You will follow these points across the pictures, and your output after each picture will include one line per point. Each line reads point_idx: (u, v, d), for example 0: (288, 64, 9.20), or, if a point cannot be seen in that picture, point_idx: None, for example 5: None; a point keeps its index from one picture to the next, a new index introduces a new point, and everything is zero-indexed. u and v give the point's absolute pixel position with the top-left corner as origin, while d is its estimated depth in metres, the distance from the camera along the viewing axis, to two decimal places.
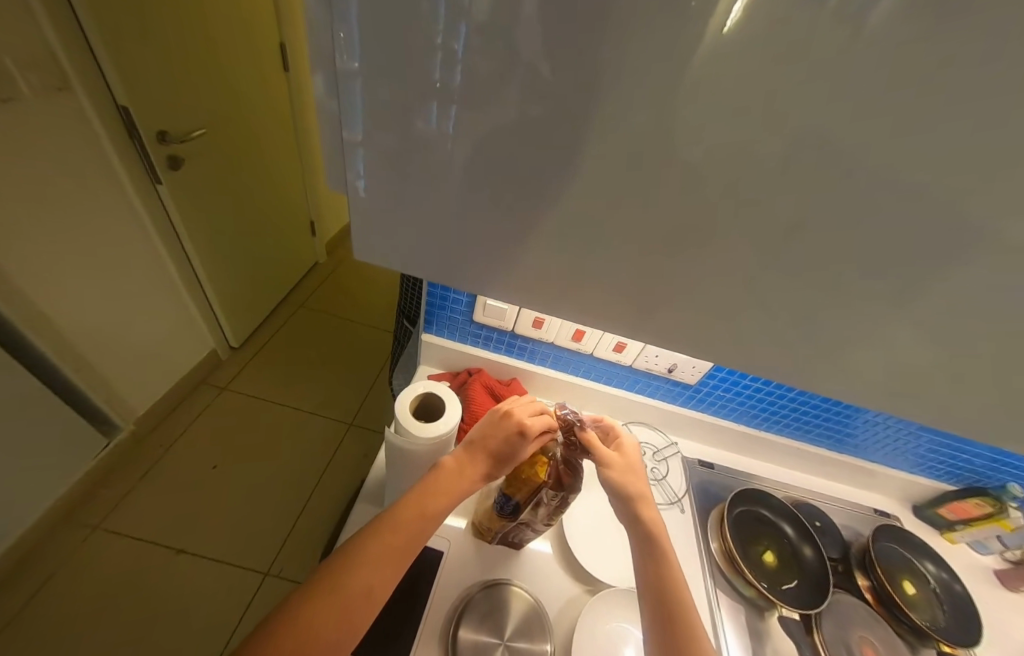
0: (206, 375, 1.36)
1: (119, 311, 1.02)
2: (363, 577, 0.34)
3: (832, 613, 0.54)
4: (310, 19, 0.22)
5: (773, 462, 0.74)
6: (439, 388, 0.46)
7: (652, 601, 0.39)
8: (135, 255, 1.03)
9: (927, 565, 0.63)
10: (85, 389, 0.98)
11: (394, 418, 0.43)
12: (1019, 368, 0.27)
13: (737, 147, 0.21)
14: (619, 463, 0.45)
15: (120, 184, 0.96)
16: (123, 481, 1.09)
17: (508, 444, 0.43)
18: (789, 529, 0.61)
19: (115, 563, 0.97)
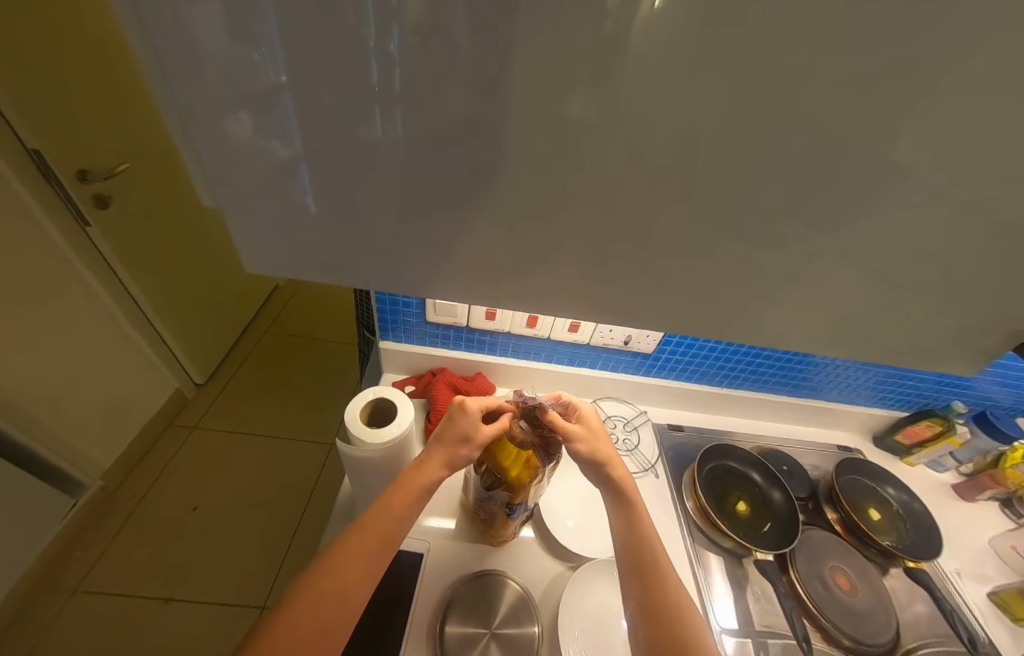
0: (175, 417, 1.31)
1: (62, 366, 0.96)
2: (333, 589, 0.34)
3: (805, 548, 0.57)
4: (222, 39, 0.22)
5: (742, 415, 0.77)
6: (389, 391, 0.46)
7: (628, 561, 0.40)
8: (74, 303, 0.98)
9: (889, 490, 0.67)
10: (43, 451, 0.93)
11: (345, 430, 0.42)
12: (918, 284, 0.31)
13: (677, 121, 0.23)
14: (583, 432, 0.46)
15: (44, 233, 0.90)
16: (98, 539, 1.04)
17: (458, 426, 0.43)
18: (758, 476, 0.64)
19: (99, 625, 0.92)
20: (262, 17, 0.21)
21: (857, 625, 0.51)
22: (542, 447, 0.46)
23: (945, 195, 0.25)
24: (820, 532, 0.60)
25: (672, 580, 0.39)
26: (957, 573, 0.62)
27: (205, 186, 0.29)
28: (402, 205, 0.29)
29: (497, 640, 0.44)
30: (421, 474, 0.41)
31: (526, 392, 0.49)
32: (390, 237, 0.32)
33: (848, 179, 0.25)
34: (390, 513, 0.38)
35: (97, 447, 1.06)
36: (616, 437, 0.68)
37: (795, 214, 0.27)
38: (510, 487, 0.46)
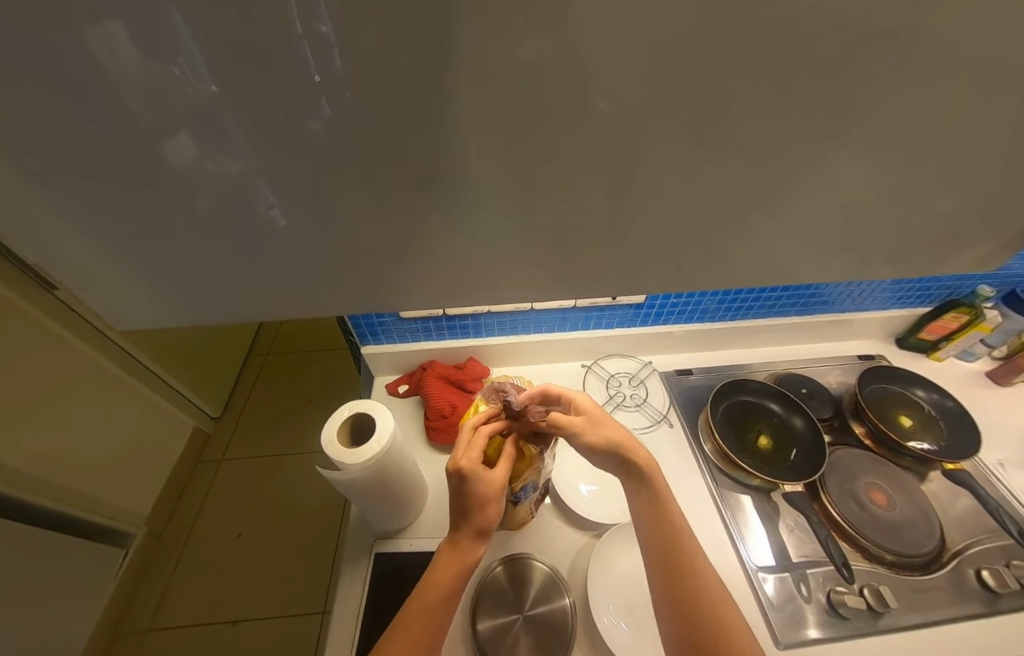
0: (201, 455, 1.34)
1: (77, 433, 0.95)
2: (413, 638, 0.35)
3: (835, 471, 0.55)
4: (153, 69, 0.23)
5: (752, 345, 0.73)
6: (363, 403, 0.43)
7: (655, 544, 0.40)
8: (75, 375, 0.94)
9: (918, 392, 0.64)
10: (81, 513, 0.96)
11: (326, 456, 0.40)
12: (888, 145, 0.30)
13: (617, 31, 0.23)
14: (580, 422, 0.44)
15: (30, 315, 0.84)
16: (158, 579, 1.10)
17: (473, 493, 0.37)
18: (776, 405, 0.61)
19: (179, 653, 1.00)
20: (178, 37, 0.22)
21: (897, 538, 0.49)
22: (535, 435, 0.42)
23: (872, 48, 0.25)
24: (849, 451, 0.57)
25: (700, 567, 0.39)
26: (999, 464, 0.59)
27: (161, 202, 0.31)
28: (352, 182, 0.30)
29: (529, 622, 0.44)
30: (460, 549, 0.38)
31: (507, 384, 0.45)
32: (347, 220, 0.32)
33: (772, 63, 0.25)
34: (436, 592, 0.37)
35: (131, 497, 1.10)
36: (622, 395, 0.66)
37: (750, 103, 0.27)
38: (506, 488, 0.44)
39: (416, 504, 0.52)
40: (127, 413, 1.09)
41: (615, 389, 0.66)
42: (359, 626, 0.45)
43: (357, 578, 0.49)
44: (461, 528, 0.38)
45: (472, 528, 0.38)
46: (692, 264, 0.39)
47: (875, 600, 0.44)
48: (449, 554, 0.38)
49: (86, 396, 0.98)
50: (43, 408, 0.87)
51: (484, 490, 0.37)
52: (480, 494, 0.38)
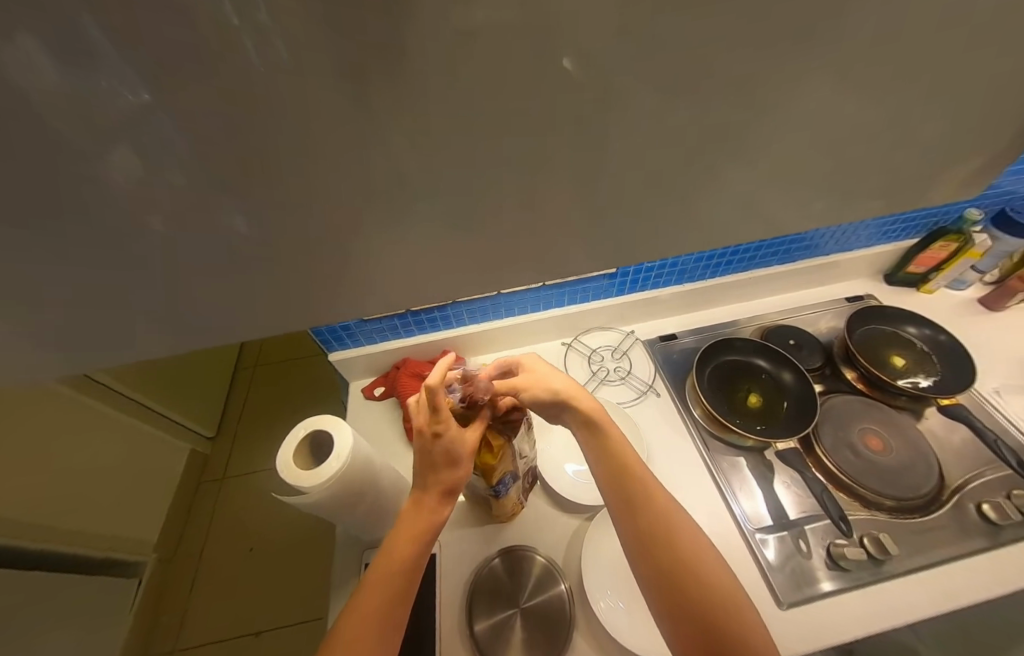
0: (201, 476, 1.33)
1: (74, 474, 0.93)
2: (377, 602, 0.34)
3: (827, 421, 0.53)
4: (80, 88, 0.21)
5: (736, 301, 0.71)
6: (319, 419, 0.41)
7: (608, 480, 0.39)
8: (61, 418, 0.91)
9: (909, 330, 0.61)
10: (92, 552, 0.95)
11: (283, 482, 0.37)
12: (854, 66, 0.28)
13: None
14: (527, 381, 0.42)
15: None
16: (178, 602, 1.12)
17: (444, 451, 0.36)
18: (764, 362, 0.59)
19: None
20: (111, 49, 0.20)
21: (895, 482, 0.48)
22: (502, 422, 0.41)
23: None
24: (842, 399, 0.56)
25: (663, 502, 0.38)
26: (996, 392, 0.57)
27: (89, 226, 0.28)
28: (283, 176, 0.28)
29: (527, 614, 0.43)
30: (425, 513, 0.37)
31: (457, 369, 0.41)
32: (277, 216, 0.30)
33: None
34: (398, 558, 0.35)
35: (138, 528, 1.10)
36: (605, 369, 0.63)
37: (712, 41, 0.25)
38: (477, 465, 0.41)
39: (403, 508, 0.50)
40: (123, 448, 1.07)
41: (598, 365, 0.64)
42: None
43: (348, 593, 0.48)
44: (426, 489, 0.37)
45: (439, 487, 0.36)
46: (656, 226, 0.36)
47: (875, 549, 0.43)
48: (412, 522, 0.36)
49: (79, 438, 0.95)
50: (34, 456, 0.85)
51: (452, 444, 0.36)
52: (449, 452, 0.36)
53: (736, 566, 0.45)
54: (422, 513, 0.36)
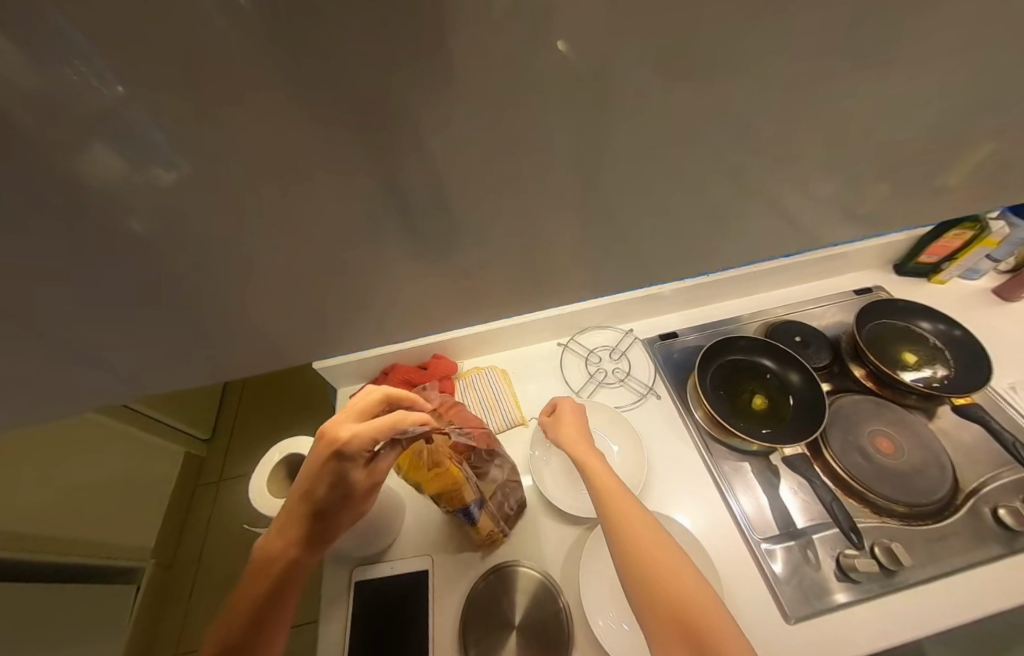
0: (198, 478, 1.32)
1: (69, 490, 0.91)
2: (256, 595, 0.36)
3: (834, 423, 0.51)
4: None
5: (740, 296, 0.68)
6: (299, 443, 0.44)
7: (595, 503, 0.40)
8: (60, 439, 0.88)
9: (922, 325, 0.58)
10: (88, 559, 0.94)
11: (251, 500, 0.41)
12: None
13: None
14: (552, 420, 0.50)
15: None
16: (179, 604, 1.13)
17: (330, 476, 0.36)
18: (770, 361, 0.56)
19: None
20: None
21: (906, 487, 0.46)
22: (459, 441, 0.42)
23: None
24: (851, 398, 0.53)
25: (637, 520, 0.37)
26: (1011, 389, 0.55)
27: None
28: None
29: (522, 632, 0.42)
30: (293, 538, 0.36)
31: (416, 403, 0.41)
32: None
33: None
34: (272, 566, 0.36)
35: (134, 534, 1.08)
36: (603, 371, 0.61)
37: None
38: (432, 494, 0.41)
39: (395, 522, 0.49)
40: (122, 459, 1.05)
41: (595, 366, 0.61)
42: None
43: (338, 616, 0.45)
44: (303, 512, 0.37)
45: (311, 512, 0.37)
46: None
47: (887, 559, 0.41)
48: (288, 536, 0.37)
49: (77, 455, 0.92)
50: (30, 477, 0.83)
51: (326, 479, 0.36)
52: (341, 478, 0.36)
53: (740, 579, 0.43)
54: (267, 554, 0.36)
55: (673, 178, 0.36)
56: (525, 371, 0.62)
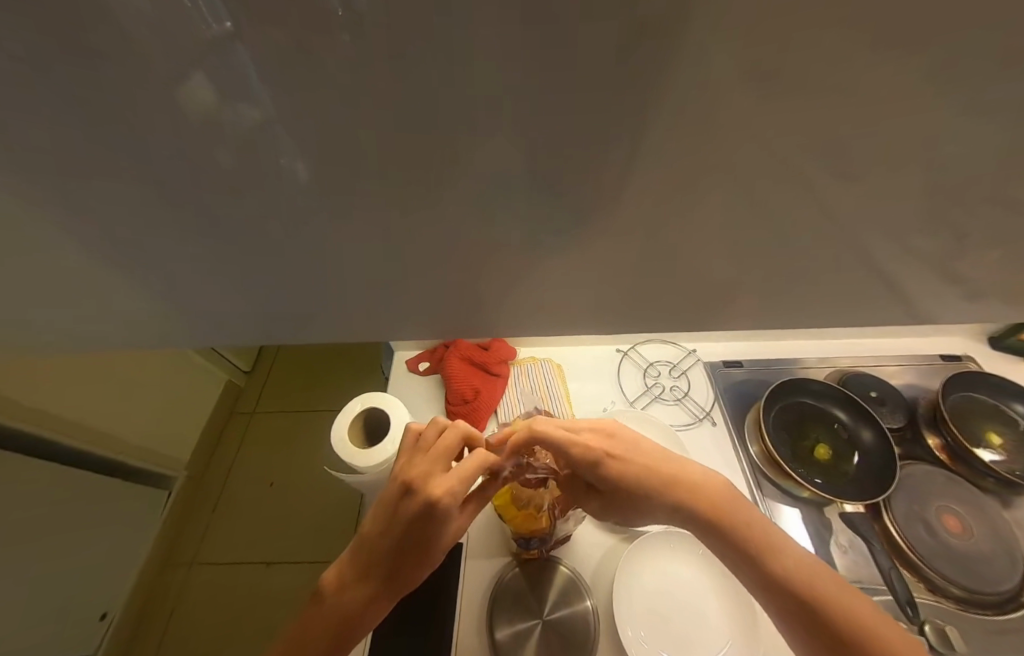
0: (235, 405, 1.41)
1: (127, 392, 0.99)
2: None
3: (902, 488, 0.49)
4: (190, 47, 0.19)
5: (813, 337, 0.65)
6: (378, 400, 0.50)
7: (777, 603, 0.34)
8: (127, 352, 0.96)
9: (1016, 408, 0.55)
10: (125, 458, 1.00)
11: (331, 438, 0.48)
12: None
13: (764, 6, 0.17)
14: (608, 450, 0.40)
15: None
16: (201, 516, 1.23)
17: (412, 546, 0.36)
18: (842, 413, 0.54)
19: (211, 595, 1.13)
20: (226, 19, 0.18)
21: (970, 572, 0.44)
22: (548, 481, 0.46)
23: None
24: (921, 468, 0.51)
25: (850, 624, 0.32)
26: None
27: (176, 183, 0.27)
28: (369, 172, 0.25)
29: (548, 625, 0.46)
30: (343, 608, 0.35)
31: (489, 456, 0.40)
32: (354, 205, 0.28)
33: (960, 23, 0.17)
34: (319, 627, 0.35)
35: (167, 443, 1.15)
36: (660, 386, 0.60)
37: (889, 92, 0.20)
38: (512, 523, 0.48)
39: None
40: (174, 376, 1.14)
41: (653, 380, 0.61)
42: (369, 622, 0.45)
43: None
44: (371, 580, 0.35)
45: (379, 582, 0.35)
46: (780, 237, 0.32)
47: (938, 641, 0.40)
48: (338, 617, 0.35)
49: (138, 370, 1.00)
50: (93, 377, 0.90)
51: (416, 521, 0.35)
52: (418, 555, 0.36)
53: (746, 623, 0.44)
54: (338, 594, 0.35)
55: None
56: (580, 370, 0.63)
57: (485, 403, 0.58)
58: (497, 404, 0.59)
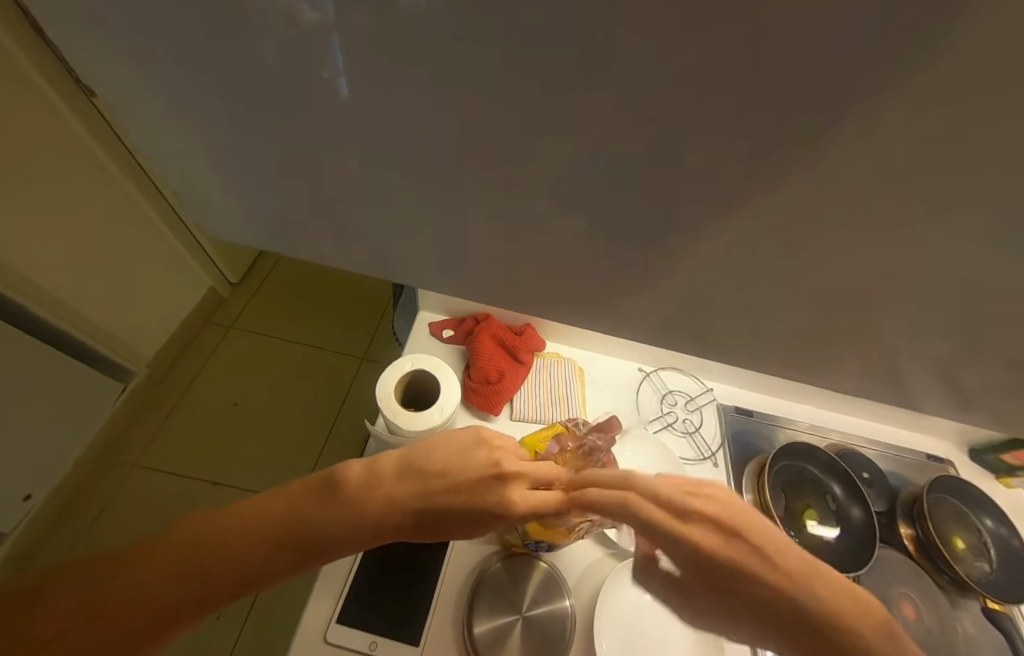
0: (212, 316, 1.37)
1: (92, 270, 0.93)
2: (275, 514, 0.28)
3: (873, 571, 0.52)
4: None
5: (819, 406, 0.67)
6: (428, 364, 0.52)
7: None
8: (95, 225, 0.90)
9: (985, 521, 0.58)
10: (77, 333, 0.94)
11: (376, 395, 0.49)
12: None
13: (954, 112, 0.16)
14: None
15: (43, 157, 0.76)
16: (155, 418, 1.20)
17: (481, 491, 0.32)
18: (838, 488, 0.56)
19: (143, 503, 1.10)
20: None
21: None
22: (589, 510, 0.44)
23: None
24: (892, 554, 0.54)
25: None
26: None
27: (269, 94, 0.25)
28: None
29: (527, 623, 0.46)
30: (376, 498, 0.28)
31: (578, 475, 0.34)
32: None
33: None
34: (329, 507, 0.28)
35: (133, 333, 1.10)
36: (673, 416, 0.61)
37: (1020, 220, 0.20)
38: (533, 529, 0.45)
39: None
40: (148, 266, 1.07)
41: (669, 408, 0.62)
42: (350, 572, 0.47)
43: None
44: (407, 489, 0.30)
45: (417, 489, 0.30)
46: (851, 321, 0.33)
47: None
48: (366, 494, 0.28)
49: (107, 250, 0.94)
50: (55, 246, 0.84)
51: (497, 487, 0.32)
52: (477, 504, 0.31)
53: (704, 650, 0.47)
54: (370, 481, 0.29)
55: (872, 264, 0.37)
56: (602, 380, 0.63)
57: (506, 388, 0.57)
58: (515, 393, 0.58)
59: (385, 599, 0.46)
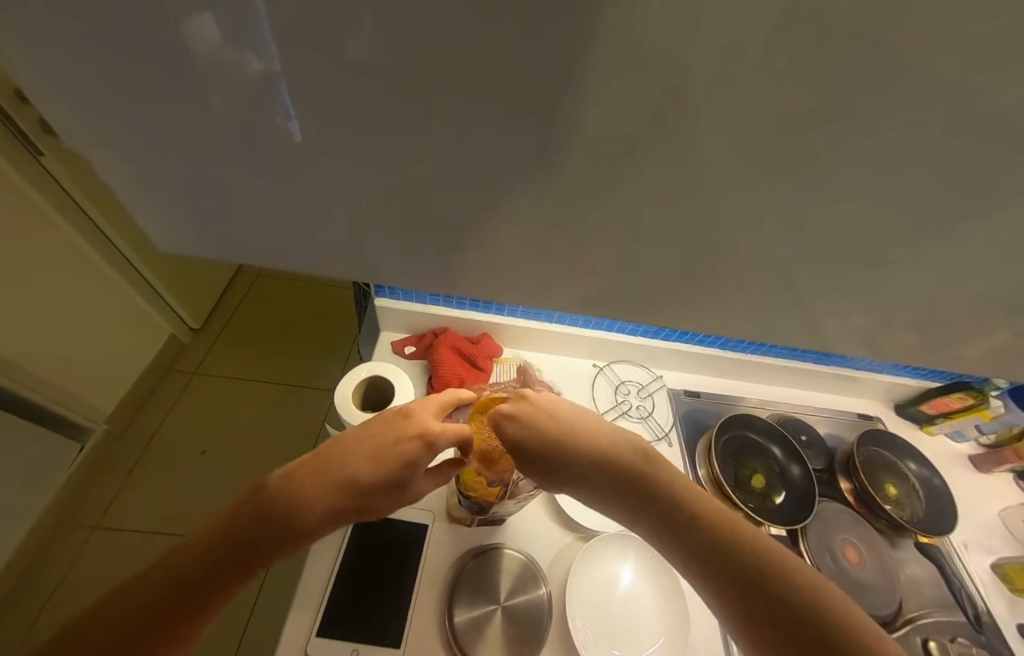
0: (173, 363, 1.34)
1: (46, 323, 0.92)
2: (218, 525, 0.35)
3: (818, 522, 0.57)
4: None
5: (759, 382, 0.74)
6: (384, 370, 0.57)
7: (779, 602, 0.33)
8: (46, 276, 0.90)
9: (910, 466, 0.65)
10: (18, 389, 0.89)
11: (336, 401, 0.53)
12: None
13: None
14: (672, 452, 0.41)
15: None
16: (114, 476, 1.14)
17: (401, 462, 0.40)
18: (778, 450, 0.62)
19: (107, 568, 1.03)
20: None
21: (861, 596, 0.53)
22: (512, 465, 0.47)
23: None
24: (834, 505, 0.60)
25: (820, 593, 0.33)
26: (963, 545, 0.62)
27: None
28: None
29: (507, 612, 0.49)
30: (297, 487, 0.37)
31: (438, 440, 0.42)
32: None
33: None
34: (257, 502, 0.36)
35: (88, 387, 1.06)
36: (628, 404, 0.66)
37: None
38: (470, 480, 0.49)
39: None
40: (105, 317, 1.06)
41: (623, 397, 0.66)
42: (328, 588, 0.47)
43: (334, 545, 0.50)
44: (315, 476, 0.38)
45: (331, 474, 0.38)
46: None
47: None
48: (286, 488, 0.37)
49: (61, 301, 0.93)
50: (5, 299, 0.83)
51: (399, 453, 0.41)
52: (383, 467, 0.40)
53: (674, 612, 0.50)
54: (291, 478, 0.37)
55: (757, 244, 0.44)
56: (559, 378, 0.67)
57: None
58: None
59: (365, 610, 0.47)
